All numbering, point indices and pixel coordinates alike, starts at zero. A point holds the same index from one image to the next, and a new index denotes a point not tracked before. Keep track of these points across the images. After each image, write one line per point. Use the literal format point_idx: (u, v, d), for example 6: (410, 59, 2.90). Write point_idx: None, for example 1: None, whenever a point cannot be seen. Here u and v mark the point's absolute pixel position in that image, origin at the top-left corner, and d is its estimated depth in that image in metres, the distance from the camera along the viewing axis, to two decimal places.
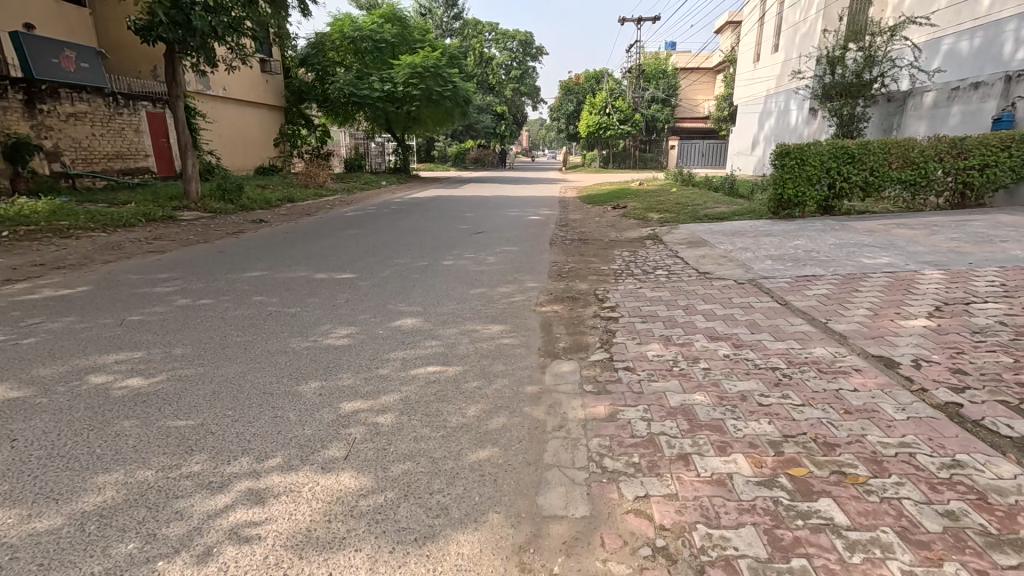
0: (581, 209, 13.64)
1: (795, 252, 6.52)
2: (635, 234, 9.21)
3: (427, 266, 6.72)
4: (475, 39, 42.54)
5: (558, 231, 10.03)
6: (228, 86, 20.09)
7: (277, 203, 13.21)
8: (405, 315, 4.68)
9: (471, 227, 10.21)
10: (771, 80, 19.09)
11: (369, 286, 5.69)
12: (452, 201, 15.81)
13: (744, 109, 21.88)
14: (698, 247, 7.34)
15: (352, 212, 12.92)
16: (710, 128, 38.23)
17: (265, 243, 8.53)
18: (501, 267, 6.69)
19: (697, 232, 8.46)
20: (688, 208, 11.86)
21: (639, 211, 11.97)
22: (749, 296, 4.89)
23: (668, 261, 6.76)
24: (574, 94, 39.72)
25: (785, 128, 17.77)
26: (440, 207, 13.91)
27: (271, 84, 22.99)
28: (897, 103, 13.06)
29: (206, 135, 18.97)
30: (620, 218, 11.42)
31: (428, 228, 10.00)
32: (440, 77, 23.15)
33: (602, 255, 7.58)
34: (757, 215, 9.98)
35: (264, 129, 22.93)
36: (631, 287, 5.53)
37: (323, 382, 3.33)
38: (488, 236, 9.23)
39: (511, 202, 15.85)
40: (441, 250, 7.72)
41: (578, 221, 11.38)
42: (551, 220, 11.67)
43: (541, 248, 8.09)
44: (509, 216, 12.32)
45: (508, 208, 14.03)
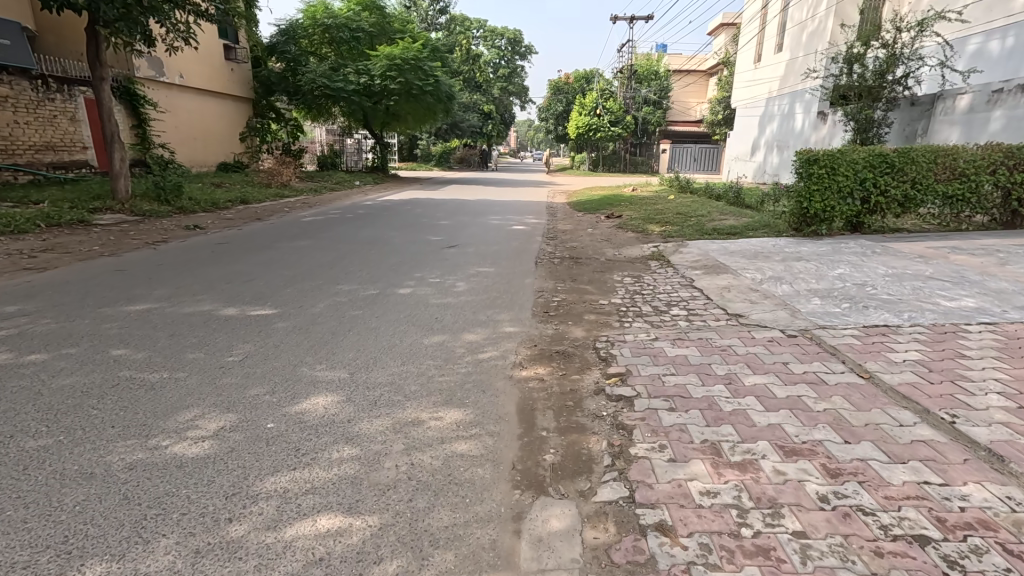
0: (570, 218, 12.26)
1: (843, 286, 5.17)
2: (635, 252, 7.81)
3: (376, 297, 5.20)
4: (462, 36, 41.08)
5: (546, 246, 8.61)
6: (185, 73, 18.34)
7: (225, 205, 11.60)
8: (317, 391, 3.15)
9: (443, 239, 8.71)
10: (775, 81, 17.86)
11: (286, 332, 4.15)
12: (428, 205, 14.26)
13: (743, 112, 20.69)
14: (717, 274, 5.96)
15: (311, 217, 11.35)
16: (703, 132, 37.12)
17: (185, 257, 6.94)
18: (470, 299, 5.23)
19: (711, 252, 7.11)
20: (691, 220, 10.56)
21: (636, 223, 10.60)
22: (815, 362, 3.47)
23: (684, 294, 5.35)
24: (564, 94, 38.44)
25: (790, 132, 16.55)
26: (414, 213, 12.41)
27: (237, 74, 21.27)
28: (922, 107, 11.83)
29: (159, 127, 17.22)
30: (616, 230, 10.06)
31: (391, 240, 8.49)
32: (421, 70, 21.57)
33: (598, 280, 6.16)
34: (775, 231, 8.66)
35: (228, 122, 21.16)
36: (643, 339, 4.08)
37: (107, 571, 1.80)
38: (462, 251, 7.74)
39: (495, 208, 14.40)
40: (400, 272, 6.23)
41: (567, 233, 9.95)
42: (537, 231, 10.25)
43: (525, 270, 6.63)
44: (490, 225, 10.86)
45: (490, 215, 12.58)
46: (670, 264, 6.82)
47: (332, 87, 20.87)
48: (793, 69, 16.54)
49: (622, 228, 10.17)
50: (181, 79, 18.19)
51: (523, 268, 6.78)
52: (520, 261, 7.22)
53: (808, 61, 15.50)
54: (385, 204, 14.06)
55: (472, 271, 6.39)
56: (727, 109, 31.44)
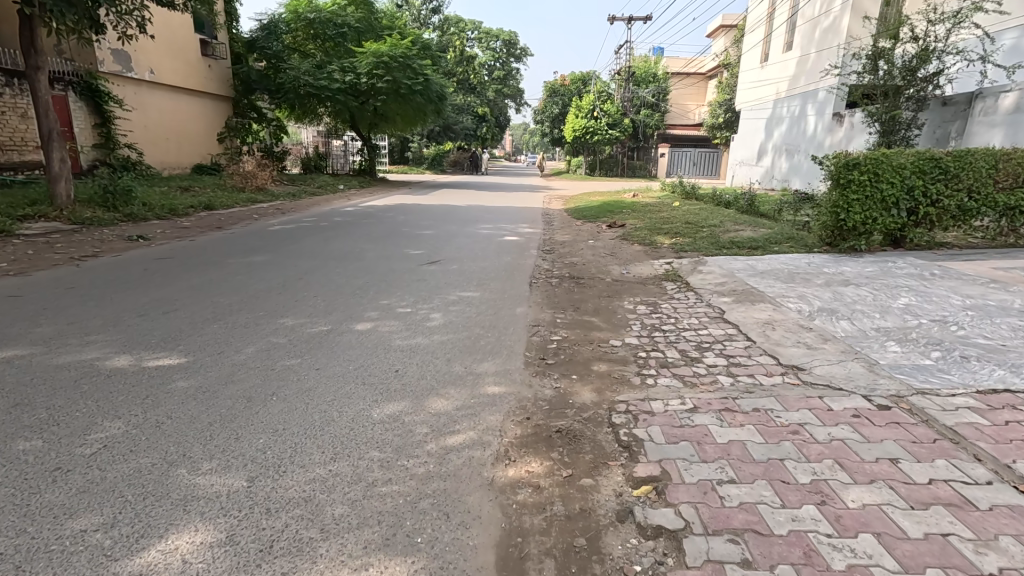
0: (568, 227, 11.16)
1: (918, 323, 4.09)
2: (644, 270, 6.72)
3: (324, 337, 4.06)
4: (455, 36, 40.05)
5: (541, 261, 7.50)
6: (156, 69, 17.18)
7: (184, 211, 10.45)
8: (184, 520, 2.01)
9: (423, 253, 7.63)
10: (784, 80, 16.88)
11: (184, 397, 3.00)
12: (412, 212, 13.11)
13: (749, 114, 19.72)
14: (751, 304, 4.86)
15: (279, 225, 10.18)
16: (702, 136, 36.23)
17: (108, 277, 5.76)
18: (445, 340, 4.10)
19: (736, 272, 6.01)
20: (702, 231, 9.49)
21: (642, 234, 9.50)
22: (941, 461, 2.36)
23: (717, 332, 4.25)
24: (560, 96, 37.46)
25: (801, 135, 15.57)
26: (396, 221, 11.28)
27: (215, 71, 20.11)
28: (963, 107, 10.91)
29: (125, 126, 16.04)
30: (619, 242, 8.97)
31: (362, 254, 7.35)
32: (410, 69, 20.47)
33: (605, 310, 5.05)
34: (802, 245, 7.61)
35: (204, 122, 19.99)
36: (676, 408, 2.96)
37: None
38: (443, 269, 6.60)
39: (486, 215, 13.28)
40: (362, 298, 5.08)
41: (565, 245, 8.86)
42: (531, 243, 9.14)
43: (516, 295, 5.53)
44: (479, 234, 9.74)
45: (480, 222, 11.48)
46: (688, 289, 5.71)
47: (315, 86, 19.78)
48: (804, 69, 15.57)
49: (626, 239, 9.09)
50: (151, 75, 17.02)
51: (515, 291, 5.67)
52: (511, 282, 6.12)
53: (823, 59, 14.52)
54: (366, 211, 12.92)
55: (453, 297, 5.27)
56: (727, 112, 30.45)
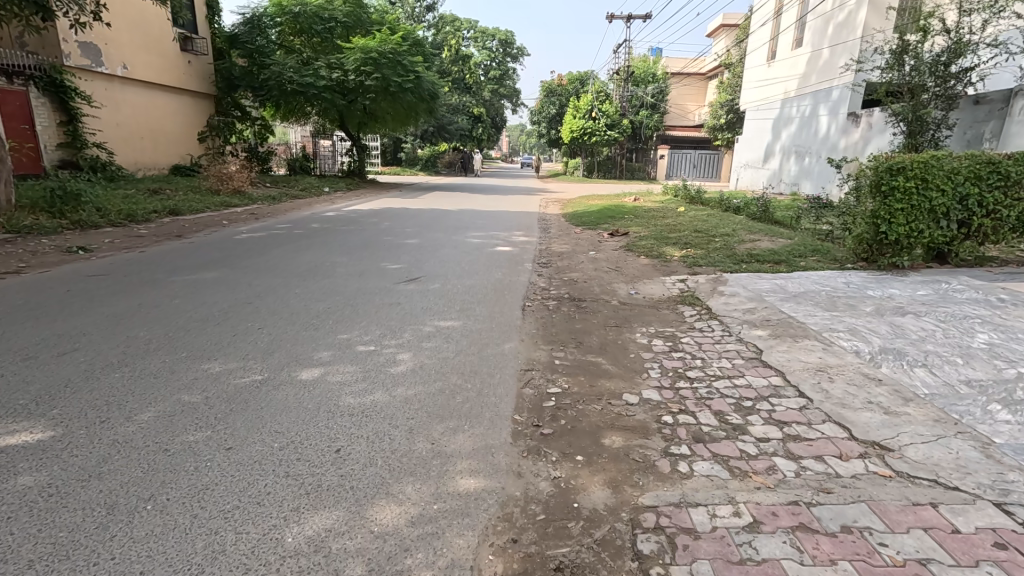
0: (566, 235, 10.26)
1: (1017, 374, 3.19)
2: (654, 291, 5.81)
3: (255, 392, 3.13)
4: (450, 35, 39.22)
5: (536, 278, 6.58)
6: (130, 64, 16.24)
7: (144, 217, 9.52)
8: None
9: (401, 267, 6.72)
10: (793, 79, 16.04)
11: (16, 507, 2.07)
12: (397, 217, 12.18)
13: (754, 115, 18.89)
14: (793, 341, 3.95)
15: (247, 233, 9.24)
16: (702, 137, 35.42)
17: (17, 300, 4.80)
18: (409, 396, 3.17)
19: (765, 296, 5.11)
20: (713, 241, 8.60)
21: (648, 244, 8.61)
22: None
23: (758, 382, 3.35)
24: (557, 96, 36.63)
25: (813, 136, 14.73)
26: (378, 227, 10.35)
27: (194, 67, 19.17)
28: (1002, 105, 10.08)
29: (95, 124, 15.08)
30: (623, 253, 8.07)
31: (332, 269, 6.43)
32: (400, 65, 19.53)
33: (612, 347, 4.14)
34: (832, 260, 6.74)
35: (182, 120, 19.03)
36: (727, 525, 2.05)
37: None
38: (420, 289, 5.67)
39: (478, 220, 12.36)
40: (317, 333, 4.16)
41: (562, 257, 7.95)
42: (525, 254, 8.24)
43: (506, 324, 4.63)
44: (466, 244, 8.83)
45: (469, 229, 10.55)
46: (709, 317, 4.81)
47: (299, 83, 18.86)
48: (815, 66, 14.78)
49: (631, 251, 8.19)
50: (124, 71, 16.08)
51: (504, 319, 4.75)
52: (499, 306, 5.19)
53: (837, 55, 13.68)
54: (348, 216, 11.98)
55: (429, 329, 4.33)
56: (729, 114, 29.61)
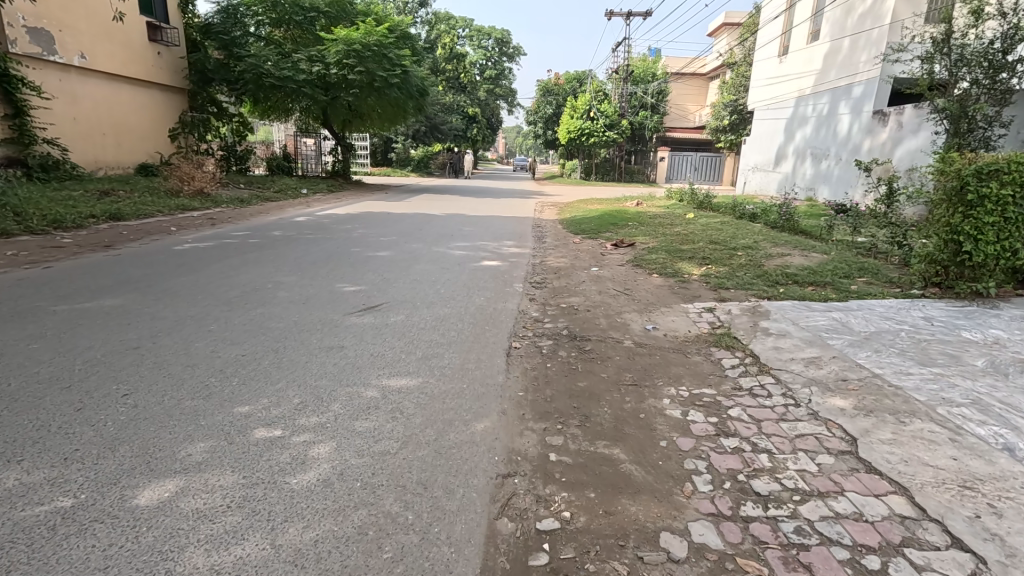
0: (563, 245, 9.02)
1: None
2: (676, 326, 4.56)
3: (37, 544, 1.84)
4: (445, 33, 38.06)
5: (526, 304, 5.32)
6: (89, 53, 14.93)
7: (72, 223, 8.22)
8: None
9: (360, 290, 5.46)
10: (810, 75, 14.87)
11: None
12: (374, 223, 10.90)
13: (764, 114, 17.75)
14: (897, 422, 2.71)
15: (193, 242, 7.95)
16: (703, 139, 34.21)
17: None
18: (302, 546, 1.90)
19: (827, 339, 3.87)
20: (735, 255, 7.37)
21: (659, 259, 7.36)
22: None
23: (874, 511, 2.10)
24: (553, 96, 35.44)
25: (833, 137, 13.59)
26: (348, 236, 9.07)
27: (164, 59, 17.87)
28: None
29: (46, 119, 13.76)
30: (631, 270, 6.83)
31: (271, 293, 5.17)
32: (386, 59, 18.26)
33: (631, 426, 2.87)
34: (889, 285, 5.53)
35: (150, 116, 17.72)
36: None
37: None
38: (375, 322, 4.41)
39: (465, 227, 11.10)
40: (206, 403, 2.89)
41: (558, 275, 6.70)
42: (515, 269, 6.98)
43: (482, 381, 3.36)
44: (446, 256, 7.60)
45: (453, 237, 9.27)
46: (758, 372, 3.56)
47: (276, 77, 17.54)
48: (834, 61, 13.66)
49: (639, 268, 6.96)
50: (83, 61, 14.76)
51: (479, 373, 3.48)
52: (475, 348, 3.92)
53: (862, 48, 12.53)
54: (318, 222, 10.69)
55: (369, 398, 3.05)
56: (733, 115, 28.40)
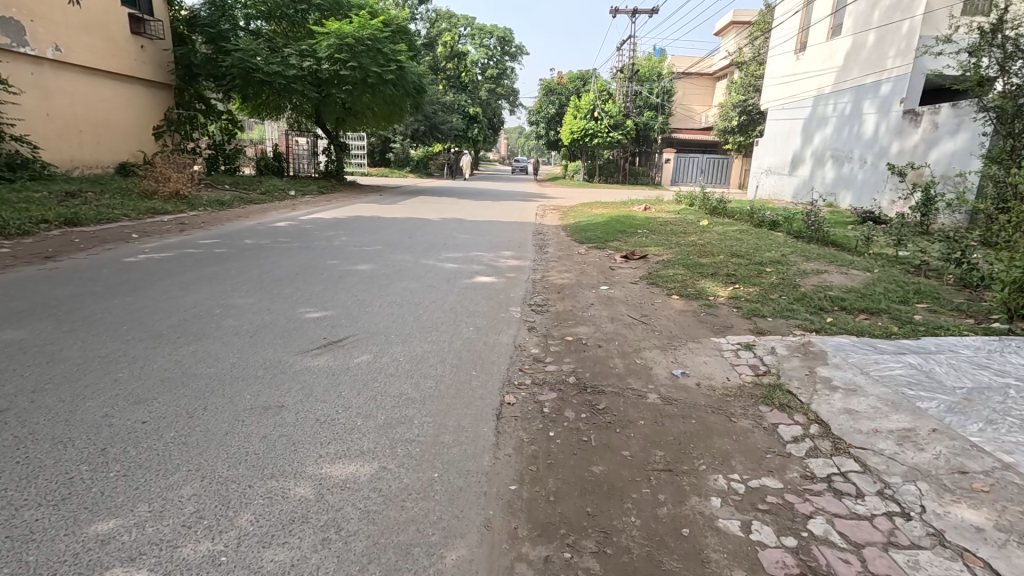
0: (566, 257, 8.10)
1: None
2: (711, 372, 3.64)
3: None
4: (446, 31, 37.24)
5: (524, 335, 4.41)
6: (65, 46, 14.09)
7: (15, 228, 7.34)
8: None
9: (325, 318, 4.55)
10: (830, 71, 13.93)
11: None
12: (360, 229, 10.01)
13: (778, 115, 16.84)
14: None
15: (150, 252, 7.07)
16: (710, 140, 33.24)
17: None
18: None
19: (917, 399, 2.96)
20: (765, 272, 6.45)
21: (677, 276, 6.44)
22: None
23: None
24: (556, 95, 34.55)
25: (857, 139, 12.72)
26: (328, 245, 8.17)
27: (148, 53, 17.03)
28: None
29: (15, 114, 12.91)
30: (646, 290, 5.92)
31: (216, 321, 4.28)
32: (380, 54, 17.38)
33: (672, 554, 1.96)
34: (961, 316, 4.61)
35: (132, 113, 16.87)
36: None
37: None
38: (332, 366, 3.49)
39: (460, 234, 10.18)
40: (53, 515, 2.00)
41: (562, 295, 5.80)
42: (512, 287, 6.07)
43: (459, 466, 2.46)
44: (434, 271, 6.70)
45: (445, 247, 8.36)
46: (833, 448, 2.64)
47: (265, 72, 16.61)
48: (857, 57, 12.76)
49: (655, 287, 6.05)
50: (57, 53, 13.92)
51: (457, 454, 2.57)
52: (454, 409, 3.01)
53: (890, 41, 11.62)
54: (299, 228, 9.80)
55: (294, 504, 2.14)
56: (742, 115, 27.43)
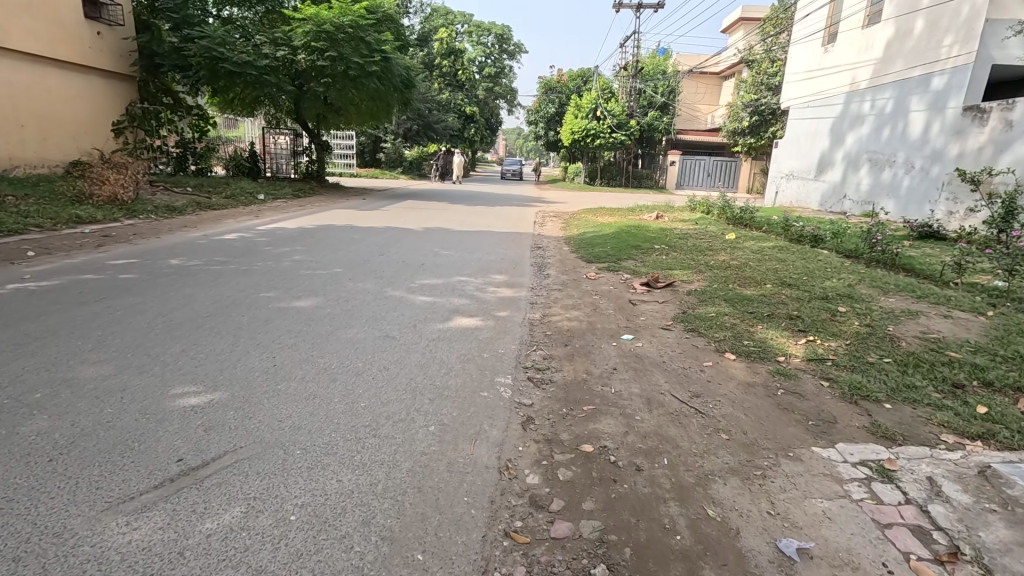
0: (573, 283, 6.47)
1: None
2: (850, 551, 2.01)
3: None
4: (442, 28, 35.75)
5: (514, 443, 2.77)
6: (2, 30, 12.40)
7: None
8: None
9: (203, 410, 2.88)
10: (869, 63, 12.33)
11: None
12: (323, 243, 8.33)
13: (801, 114, 15.27)
14: None
15: (32, 279, 5.42)
16: (717, 141, 31.61)
17: None
18: None
19: None
20: (840, 316, 4.82)
21: (723, 320, 4.80)
22: None
23: None
24: (556, 94, 33.00)
25: (902, 139, 11.16)
26: (274, 267, 6.51)
27: (106, 41, 15.35)
28: None
29: None
30: (687, 344, 4.27)
31: (16, 423, 2.63)
32: (363, 43, 15.77)
33: None
34: None
35: (88, 107, 15.21)
36: None
37: None
38: (145, 557, 1.84)
39: (443, 249, 8.52)
40: None
41: (571, 351, 4.16)
42: (502, 336, 4.42)
43: None
44: (400, 308, 5.05)
45: (421, 270, 6.70)
46: None
47: (234, 62, 14.86)
48: (902, 47, 11.20)
49: (697, 338, 4.41)
50: None
51: None
52: None
53: (945, 27, 10.08)
54: (249, 241, 8.13)
55: None
56: (753, 115, 25.85)
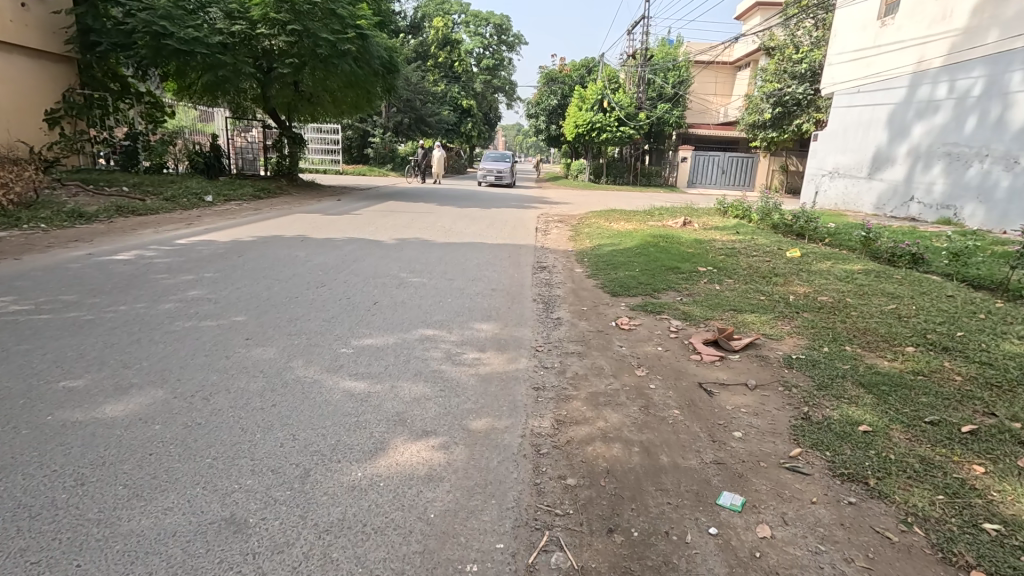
0: (599, 339, 4.24)
1: None
2: None
3: None
4: (437, 16, 33.44)
5: None
6: None
7: None
8: None
9: None
10: (947, 37, 10.06)
11: None
12: (248, 266, 6.10)
13: (848, 101, 13.00)
14: None
15: None
16: (733, 136, 29.28)
17: None
18: None
19: None
20: None
21: (900, 449, 2.56)
22: None
23: None
24: (558, 84, 30.70)
25: (999, 128, 8.94)
26: (143, 313, 4.29)
27: (32, 14, 13.03)
28: None
29: None
30: (868, 534, 2.02)
31: None
32: (334, 18, 13.63)
33: None
34: None
35: (11, 92, 12.92)
36: None
37: None
38: None
39: (413, 273, 6.27)
40: None
41: (625, 560, 1.92)
42: (476, 503, 2.18)
43: None
44: (299, 412, 2.82)
45: (368, 316, 4.47)
46: None
47: (179, 38, 12.52)
48: (999, 14, 8.98)
49: (880, 510, 2.15)
50: None
51: None
52: None
53: None
54: (144, 265, 5.92)
55: None
56: (776, 106, 23.50)
